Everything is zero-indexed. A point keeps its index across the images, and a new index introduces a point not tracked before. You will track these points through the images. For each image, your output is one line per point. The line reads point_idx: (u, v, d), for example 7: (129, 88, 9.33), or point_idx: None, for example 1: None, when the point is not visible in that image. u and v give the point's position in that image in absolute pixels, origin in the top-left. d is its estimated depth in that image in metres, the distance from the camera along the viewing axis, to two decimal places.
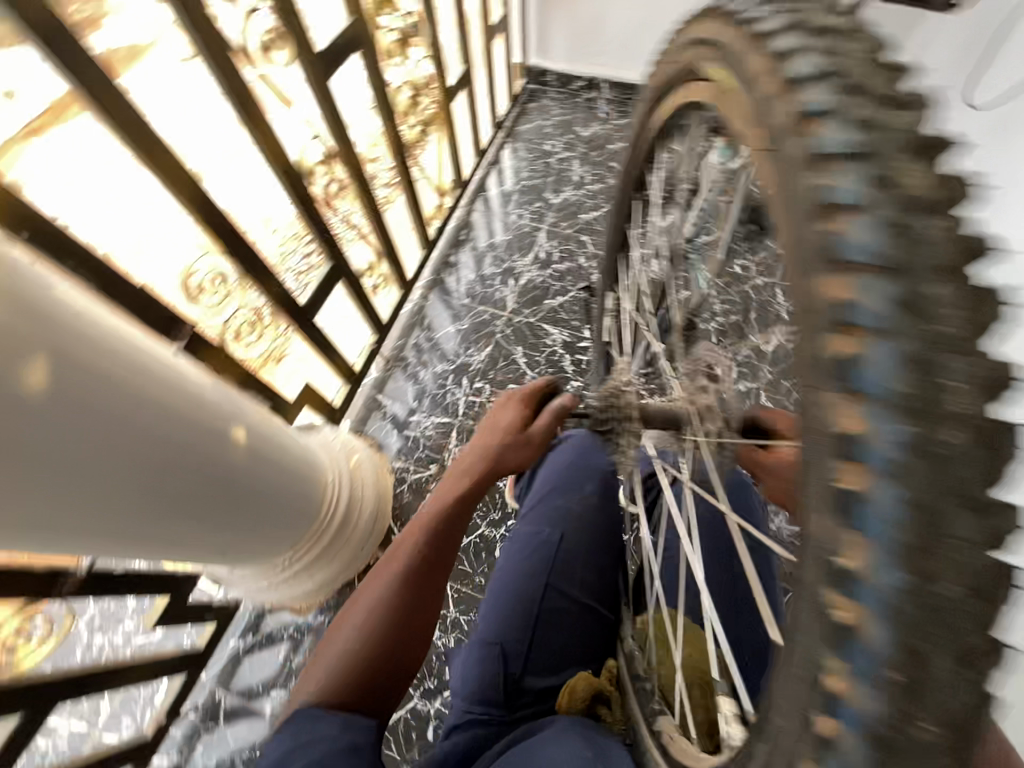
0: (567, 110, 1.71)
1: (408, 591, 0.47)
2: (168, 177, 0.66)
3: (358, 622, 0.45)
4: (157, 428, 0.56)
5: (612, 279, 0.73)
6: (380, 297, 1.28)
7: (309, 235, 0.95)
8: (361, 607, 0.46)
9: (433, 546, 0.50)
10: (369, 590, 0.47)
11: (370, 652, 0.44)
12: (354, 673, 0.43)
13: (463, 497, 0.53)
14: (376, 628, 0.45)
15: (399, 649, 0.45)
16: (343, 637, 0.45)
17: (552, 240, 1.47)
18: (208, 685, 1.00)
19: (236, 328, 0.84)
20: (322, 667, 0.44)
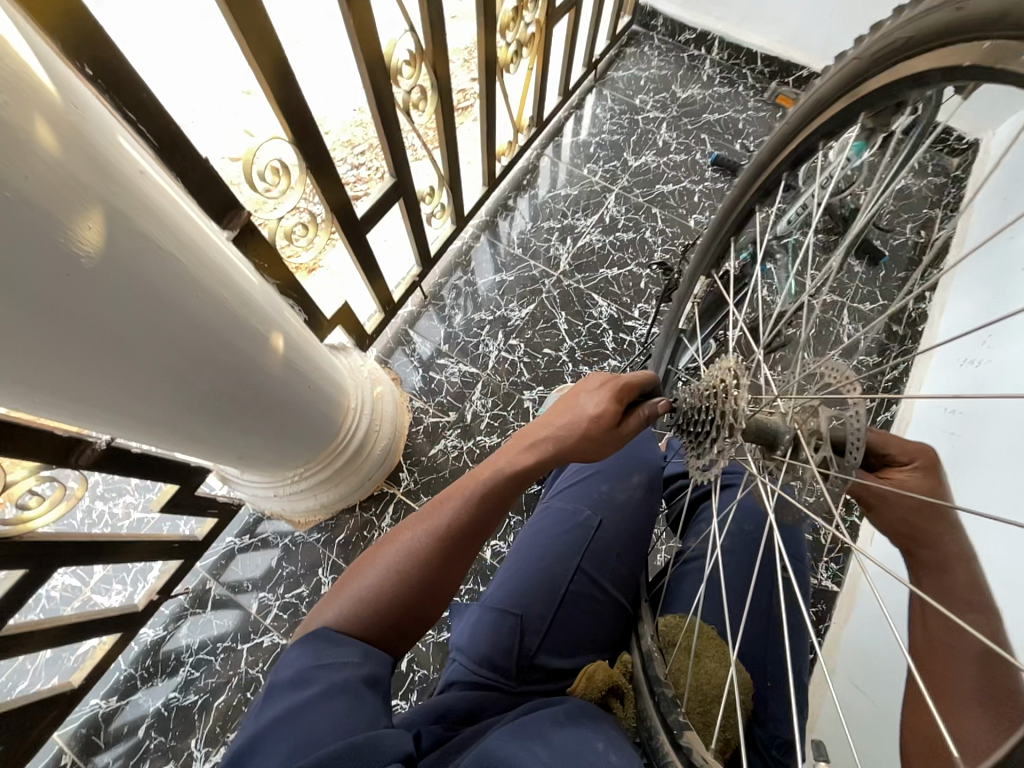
0: (668, 64, 1.54)
1: (443, 550, 0.46)
2: (249, 35, 0.58)
3: (386, 567, 0.46)
4: (201, 316, 0.52)
5: (714, 264, 0.65)
6: (432, 228, 1.20)
7: (380, 143, 0.90)
8: (395, 550, 0.47)
9: (475, 516, 0.47)
10: (406, 536, 0.47)
11: (398, 595, 0.45)
12: (380, 610, 0.44)
13: (517, 478, 0.47)
14: (408, 575, 0.45)
15: (424, 599, 0.46)
16: (374, 573, 0.46)
17: (621, 204, 1.36)
18: (201, 572, 1.02)
19: (287, 226, 0.79)
20: (350, 595, 0.45)
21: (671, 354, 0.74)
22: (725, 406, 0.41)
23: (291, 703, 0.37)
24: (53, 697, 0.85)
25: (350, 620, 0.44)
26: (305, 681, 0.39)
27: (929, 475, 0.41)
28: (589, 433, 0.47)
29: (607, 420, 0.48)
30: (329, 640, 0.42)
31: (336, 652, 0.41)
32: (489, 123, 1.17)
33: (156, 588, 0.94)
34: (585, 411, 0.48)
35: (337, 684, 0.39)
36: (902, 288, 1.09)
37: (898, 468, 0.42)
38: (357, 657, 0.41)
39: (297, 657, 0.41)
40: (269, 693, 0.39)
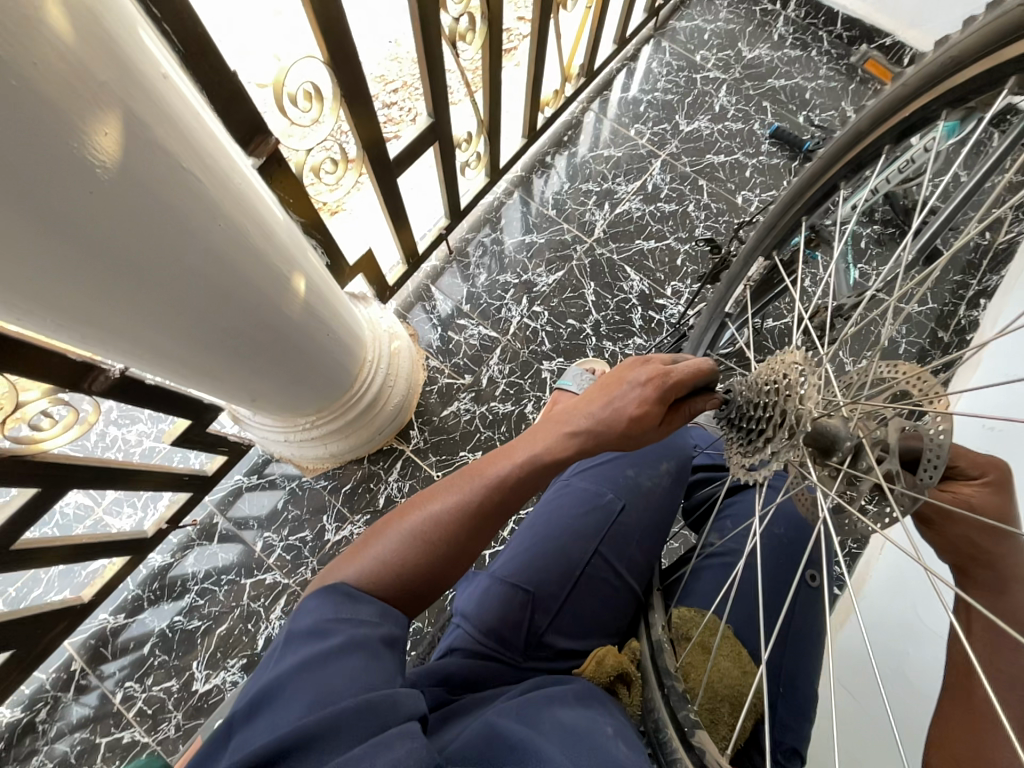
0: (736, 18, 1.40)
1: (468, 525, 0.44)
2: None
3: (410, 534, 0.44)
4: (222, 246, 0.48)
5: (776, 245, 0.61)
6: (464, 178, 1.13)
7: (420, 76, 0.84)
8: (418, 518, 0.45)
9: (504, 496, 0.45)
10: (431, 505, 0.45)
11: (418, 563, 0.43)
12: (398, 575, 0.43)
13: (552, 463, 0.45)
14: (430, 545, 0.44)
15: (445, 569, 0.44)
16: (395, 538, 0.44)
17: (666, 172, 1.27)
18: (210, 506, 1.04)
19: (316, 159, 0.73)
20: (369, 556, 0.44)
21: (712, 338, 0.69)
22: (786, 405, 0.40)
23: (308, 653, 0.36)
24: (64, 609, 0.88)
25: (370, 581, 0.43)
26: (322, 632, 0.38)
27: (998, 493, 0.39)
28: (633, 427, 0.45)
29: (656, 413, 0.45)
30: (348, 595, 0.41)
31: (354, 608, 0.40)
32: (537, 66, 1.08)
33: (165, 517, 0.96)
34: (632, 401, 0.45)
35: (355, 639, 0.38)
36: (956, 291, 1.02)
37: (964, 482, 0.39)
38: (375, 617, 0.40)
39: (317, 606, 0.39)
40: (285, 640, 0.39)
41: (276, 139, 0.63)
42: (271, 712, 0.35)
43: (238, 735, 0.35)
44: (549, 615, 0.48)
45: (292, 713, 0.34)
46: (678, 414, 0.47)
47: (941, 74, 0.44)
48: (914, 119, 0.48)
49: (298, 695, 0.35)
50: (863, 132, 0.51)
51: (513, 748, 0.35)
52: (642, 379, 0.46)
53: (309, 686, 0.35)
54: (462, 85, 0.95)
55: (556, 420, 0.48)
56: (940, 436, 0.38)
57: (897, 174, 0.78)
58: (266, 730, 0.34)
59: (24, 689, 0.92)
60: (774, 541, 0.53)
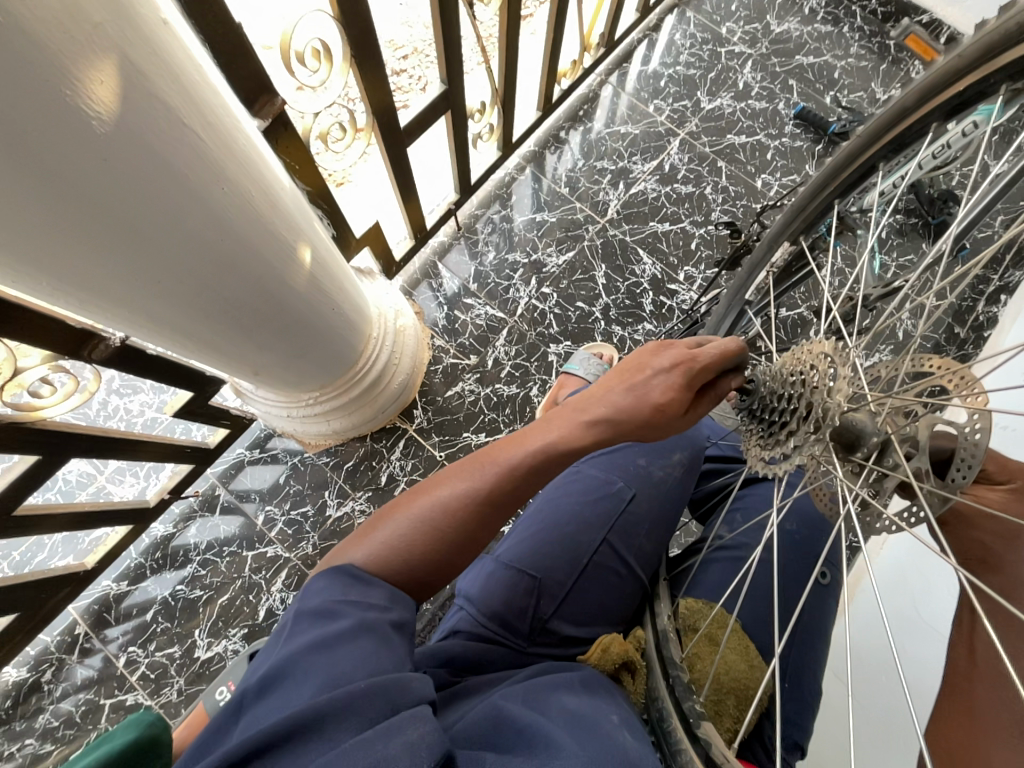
0: None
1: (479, 509, 0.43)
2: None
3: (419, 516, 0.43)
4: (225, 212, 0.46)
5: (805, 229, 0.59)
6: (476, 151, 1.09)
7: (433, 40, 0.80)
8: (430, 499, 0.44)
9: (519, 480, 0.44)
10: (443, 487, 0.44)
11: (427, 546, 0.43)
12: (408, 557, 0.42)
13: (571, 449, 0.44)
14: (441, 528, 0.43)
15: (454, 553, 0.43)
16: (404, 521, 0.43)
17: (684, 152, 1.22)
18: (212, 478, 1.03)
19: (324, 125, 0.70)
20: (377, 538, 0.43)
21: (730, 325, 0.66)
22: (812, 398, 0.38)
23: (318, 635, 0.36)
24: (67, 574, 0.89)
25: (378, 563, 0.42)
26: (332, 614, 0.37)
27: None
28: (658, 414, 0.43)
29: (679, 399, 0.43)
30: (358, 578, 0.40)
31: (364, 590, 0.39)
32: (556, 33, 1.03)
33: (167, 488, 0.95)
34: (658, 388, 0.43)
35: (366, 622, 0.37)
36: (976, 286, 0.99)
37: (987, 486, 0.38)
38: (384, 601, 0.40)
39: (323, 587, 0.39)
40: (295, 620, 0.38)
41: (283, 100, 0.60)
42: (283, 691, 0.34)
43: (249, 713, 0.35)
44: (554, 601, 0.48)
45: (305, 692, 0.34)
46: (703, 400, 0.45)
47: (1002, 45, 0.41)
48: (967, 97, 0.45)
49: (310, 674, 0.34)
50: (909, 109, 0.48)
51: (520, 730, 0.34)
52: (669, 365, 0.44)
53: (322, 666, 0.35)
54: (477, 50, 0.91)
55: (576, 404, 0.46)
56: (977, 436, 0.36)
57: (931, 159, 0.74)
58: (277, 708, 0.34)
59: (29, 650, 0.93)
60: (784, 535, 0.52)
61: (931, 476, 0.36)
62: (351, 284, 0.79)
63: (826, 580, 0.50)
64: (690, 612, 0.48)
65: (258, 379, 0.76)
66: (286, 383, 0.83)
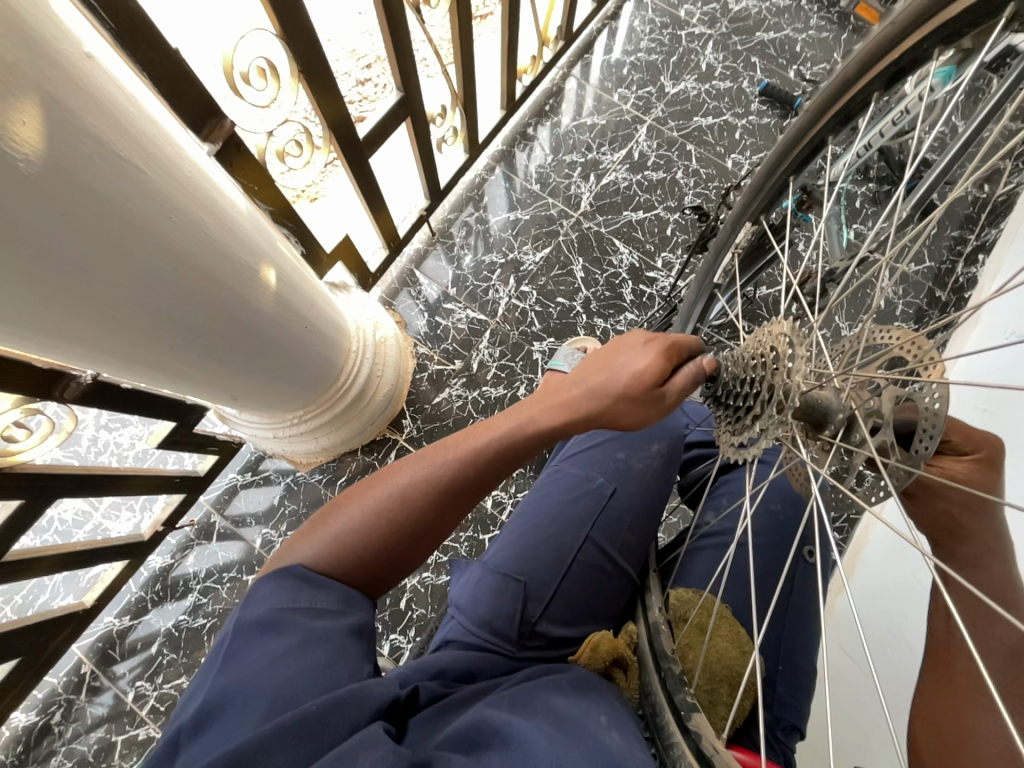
0: None
1: (434, 506, 0.43)
2: None
3: (373, 511, 0.43)
4: (176, 239, 0.45)
5: (765, 208, 0.59)
6: (442, 155, 1.09)
7: (385, 50, 0.80)
8: (385, 495, 0.44)
9: (475, 476, 0.44)
10: (400, 481, 0.44)
11: (380, 545, 0.43)
12: (360, 554, 0.42)
13: (532, 440, 0.44)
14: (395, 524, 0.43)
15: (408, 549, 0.44)
16: (355, 518, 0.43)
17: (652, 138, 1.22)
18: (206, 505, 1.03)
19: (280, 143, 0.69)
20: (330, 533, 0.43)
21: (701, 311, 0.66)
22: (774, 380, 0.38)
23: (265, 653, 0.36)
24: (68, 614, 0.88)
25: (327, 561, 0.42)
26: (276, 626, 0.37)
27: (987, 470, 0.37)
28: (622, 402, 0.43)
29: (641, 390, 0.43)
30: (306, 580, 0.40)
31: (313, 595, 0.39)
32: (511, 31, 1.02)
33: (161, 519, 0.95)
34: (620, 378, 0.43)
35: (317, 632, 0.37)
36: (954, 247, 0.99)
37: (954, 458, 0.38)
38: (334, 606, 0.39)
39: (269, 594, 0.39)
40: (239, 632, 0.37)
41: (232, 121, 0.59)
42: (224, 722, 0.33)
43: (187, 751, 0.33)
44: (542, 603, 0.48)
45: (251, 719, 0.33)
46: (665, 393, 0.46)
47: (935, 9, 0.41)
48: (904, 63, 0.45)
49: (254, 701, 0.34)
50: (851, 80, 0.48)
51: (499, 731, 0.35)
52: (632, 356, 0.44)
53: (272, 685, 0.34)
54: (434, 57, 0.91)
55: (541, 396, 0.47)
56: (937, 405, 0.36)
57: (891, 127, 0.74)
58: (216, 741, 0.33)
59: (36, 694, 0.93)
60: (766, 516, 0.52)
61: (902, 452, 0.37)
62: (326, 302, 0.79)
63: (811, 558, 0.50)
64: (681, 604, 0.48)
65: (237, 402, 0.76)
66: (268, 405, 0.83)
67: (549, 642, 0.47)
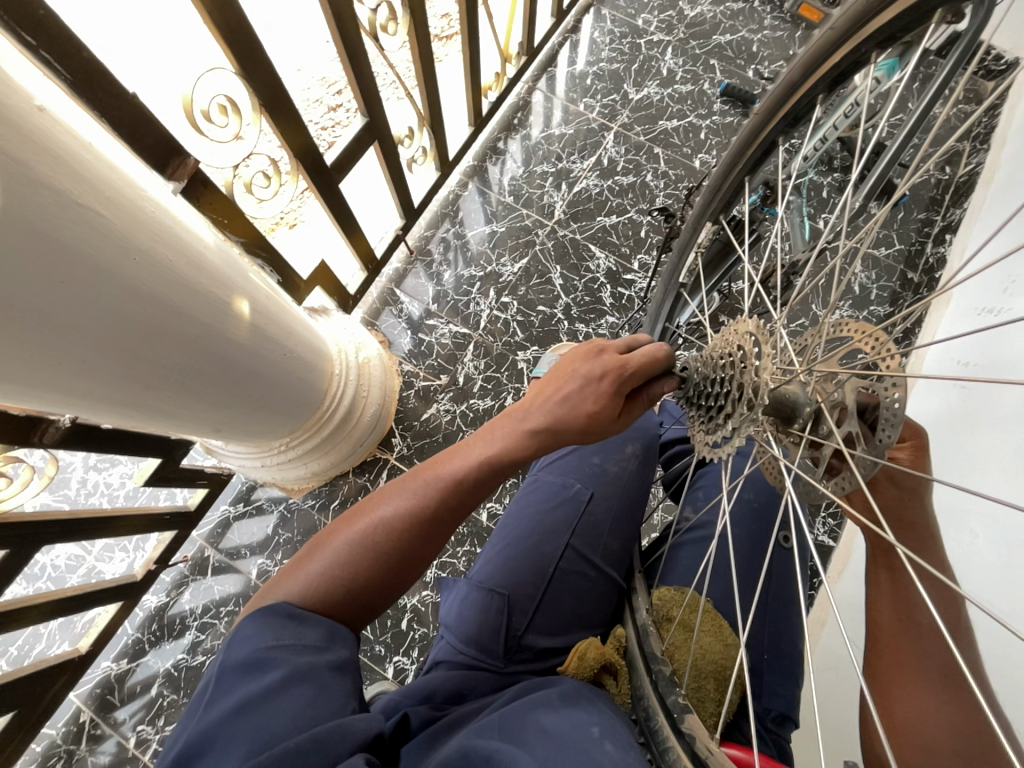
0: None
1: (419, 531, 0.44)
2: None
3: (359, 541, 0.43)
4: (143, 280, 0.46)
5: (723, 208, 0.60)
6: (414, 175, 1.10)
7: (348, 78, 0.81)
8: (369, 523, 0.44)
9: (457, 498, 0.44)
10: (383, 510, 0.44)
11: (367, 575, 0.43)
12: (348, 585, 0.42)
13: (510, 459, 0.45)
14: (380, 554, 0.43)
15: (397, 576, 0.44)
16: (339, 550, 0.43)
17: (620, 144, 1.24)
18: (199, 541, 1.02)
19: (247, 177, 0.71)
20: (315, 568, 0.43)
21: (669, 311, 0.67)
22: (742, 379, 0.39)
23: (245, 694, 0.35)
24: (63, 662, 0.87)
25: (313, 597, 0.42)
26: (259, 666, 0.37)
27: (919, 454, 0.40)
28: (592, 421, 0.44)
29: (610, 408, 0.44)
30: (290, 618, 0.40)
31: (298, 631, 0.39)
32: (473, 54, 1.05)
33: (153, 558, 0.94)
34: (587, 398, 0.44)
35: (300, 670, 0.37)
36: (922, 229, 1.01)
37: (896, 447, 0.40)
38: (321, 641, 0.39)
39: (251, 634, 0.38)
40: (221, 674, 0.37)
41: (195, 159, 0.60)
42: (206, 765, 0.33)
43: None
44: (528, 616, 0.47)
45: (234, 760, 0.33)
46: (637, 403, 0.46)
47: (866, 14, 0.43)
48: (845, 66, 0.46)
49: (234, 743, 0.33)
50: (797, 83, 0.49)
51: (486, 755, 0.34)
52: (598, 366, 0.45)
53: (255, 724, 0.34)
54: (397, 81, 0.93)
55: (513, 415, 0.47)
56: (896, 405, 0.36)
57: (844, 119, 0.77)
58: None
59: (35, 746, 0.91)
60: (745, 507, 0.53)
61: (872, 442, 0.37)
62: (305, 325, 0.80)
63: (787, 543, 0.51)
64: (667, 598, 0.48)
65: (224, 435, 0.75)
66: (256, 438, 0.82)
67: (537, 655, 0.47)
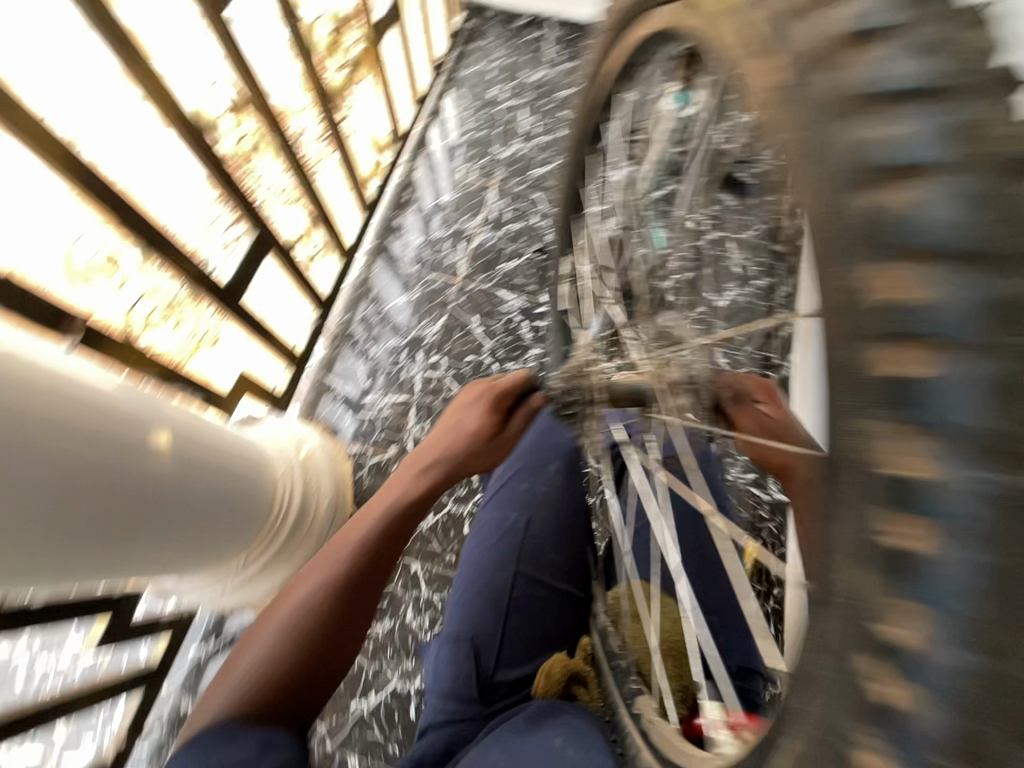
0: (509, 52, 1.56)
1: (339, 597, 0.47)
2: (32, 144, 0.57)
3: (284, 624, 0.46)
4: (36, 441, 0.47)
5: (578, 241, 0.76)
6: (318, 269, 1.16)
7: (229, 203, 0.85)
8: (292, 605, 0.47)
9: (370, 554, 0.49)
10: (303, 589, 0.48)
11: (295, 657, 0.44)
12: (276, 674, 0.43)
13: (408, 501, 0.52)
14: (306, 630, 0.45)
15: (327, 651, 0.45)
16: (266, 641, 0.45)
17: (502, 197, 1.36)
18: (172, 696, 0.93)
19: (142, 316, 0.74)
20: (244, 667, 0.44)
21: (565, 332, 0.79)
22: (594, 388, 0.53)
23: None
24: None
25: (243, 698, 0.42)
26: None
27: (776, 406, 0.47)
28: (474, 444, 0.56)
29: (486, 428, 0.56)
30: (222, 737, 0.39)
31: (233, 749, 0.38)
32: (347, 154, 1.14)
33: (120, 728, 0.86)
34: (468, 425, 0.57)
35: None
36: None
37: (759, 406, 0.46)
38: (254, 752, 0.38)
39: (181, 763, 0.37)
40: None
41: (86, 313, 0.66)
42: None
43: None
44: (494, 654, 0.50)
45: None
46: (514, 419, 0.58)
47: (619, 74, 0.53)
48: None
49: None
50: None
51: None
52: (470, 402, 0.58)
53: None
54: (281, 194, 0.97)
55: (409, 467, 0.57)
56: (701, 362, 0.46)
57: None
58: None
59: None
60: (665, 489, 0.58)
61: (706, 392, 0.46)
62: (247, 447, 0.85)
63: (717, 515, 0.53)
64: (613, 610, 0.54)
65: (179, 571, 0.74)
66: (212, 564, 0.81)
67: (512, 687, 0.50)
